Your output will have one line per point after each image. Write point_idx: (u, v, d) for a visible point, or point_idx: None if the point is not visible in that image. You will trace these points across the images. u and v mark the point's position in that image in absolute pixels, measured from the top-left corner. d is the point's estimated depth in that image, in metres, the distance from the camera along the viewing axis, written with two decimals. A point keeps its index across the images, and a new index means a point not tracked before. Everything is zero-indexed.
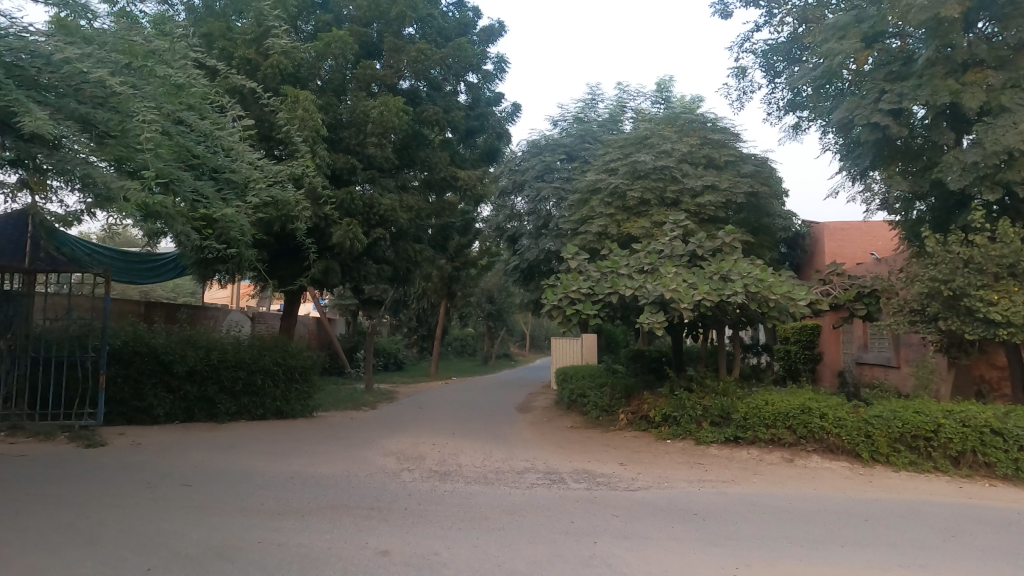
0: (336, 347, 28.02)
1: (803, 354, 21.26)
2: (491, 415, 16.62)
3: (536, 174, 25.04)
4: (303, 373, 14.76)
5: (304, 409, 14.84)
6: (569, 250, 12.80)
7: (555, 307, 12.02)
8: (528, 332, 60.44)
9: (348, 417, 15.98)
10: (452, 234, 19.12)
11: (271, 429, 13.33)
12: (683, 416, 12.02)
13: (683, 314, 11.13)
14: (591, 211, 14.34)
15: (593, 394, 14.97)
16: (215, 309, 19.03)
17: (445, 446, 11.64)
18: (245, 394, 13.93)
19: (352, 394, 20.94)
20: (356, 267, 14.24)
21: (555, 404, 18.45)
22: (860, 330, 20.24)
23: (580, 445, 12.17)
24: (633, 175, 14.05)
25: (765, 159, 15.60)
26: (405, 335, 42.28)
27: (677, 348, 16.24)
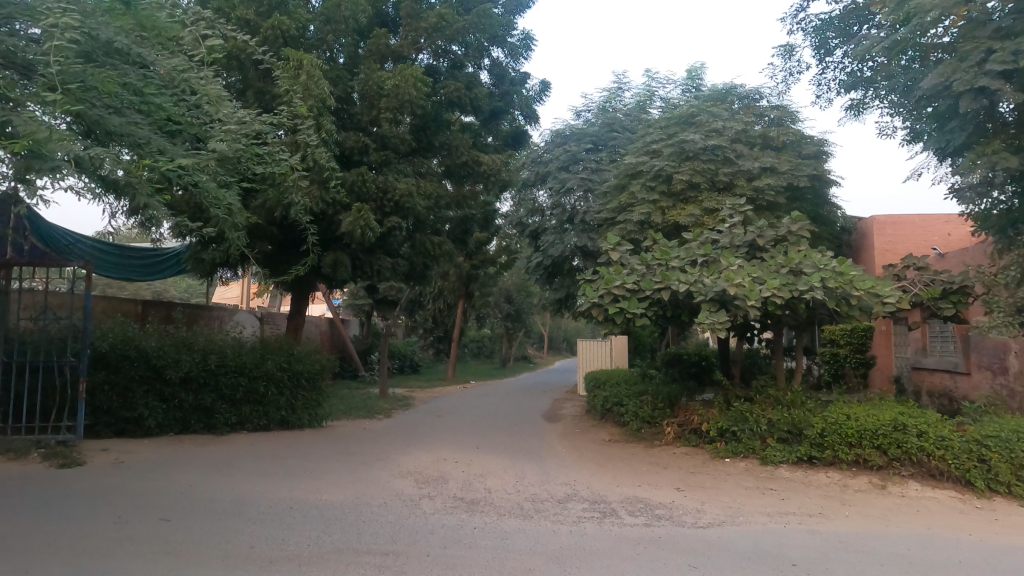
0: (349, 349, 26.73)
1: (855, 358, 19.41)
2: (517, 425, 15.14)
3: (560, 164, 23.49)
4: (312, 379, 13.34)
5: (313, 419, 13.43)
6: (609, 241, 11.15)
7: (594, 305, 10.46)
8: (546, 334, 58.86)
9: (360, 427, 14.54)
10: (472, 227, 17.63)
11: (275, 441, 11.97)
12: (743, 432, 10.43)
13: (749, 313, 9.48)
14: (630, 196, 12.73)
15: (631, 402, 13.42)
16: (216, 308, 17.64)
17: (470, 465, 10.16)
18: (247, 402, 12.54)
19: (365, 400, 19.53)
20: (369, 262, 12.80)
21: (585, 413, 16.89)
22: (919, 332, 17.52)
23: (624, 464, 10.62)
24: (679, 156, 12.43)
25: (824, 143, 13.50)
26: (421, 336, 40.94)
27: (722, 349, 14.63)
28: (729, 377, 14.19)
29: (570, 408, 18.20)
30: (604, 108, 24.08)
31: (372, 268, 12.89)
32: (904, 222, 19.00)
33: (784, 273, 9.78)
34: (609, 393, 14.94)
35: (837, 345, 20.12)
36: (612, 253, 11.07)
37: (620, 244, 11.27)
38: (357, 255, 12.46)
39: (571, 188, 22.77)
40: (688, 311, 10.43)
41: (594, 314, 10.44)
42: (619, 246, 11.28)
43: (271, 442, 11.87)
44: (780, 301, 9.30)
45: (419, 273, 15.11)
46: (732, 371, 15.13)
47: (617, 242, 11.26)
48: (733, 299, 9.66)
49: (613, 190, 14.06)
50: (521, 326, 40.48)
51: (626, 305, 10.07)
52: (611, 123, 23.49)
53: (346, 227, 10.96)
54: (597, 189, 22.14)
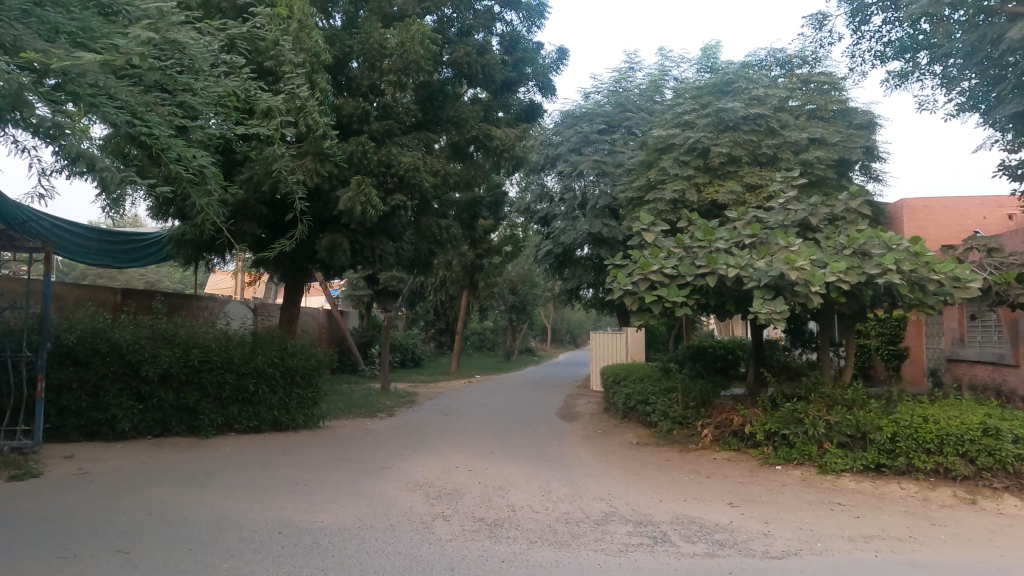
0: (348, 342, 25.46)
1: (886, 350, 18.21)
2: (531, 425, 13.91)
3: (571, 147, 22.15)
4: (306, 376, 12.11)
5: (308, 419, 12.21)
6: (643, 219, 9.82)
7: (629, 294, 9.18)
8: (550, 326, 57.54)
9: (361, 428, 13.28)
10: (480, 211, 16.35)
11: (265, 444, 10.77)
12: (796, 435, 9.23)
13: (811, 300, 8.24)
14: (661, 172, 11.45)
15: (659, 400, 12.19)
16: (203, 299, 16.28)
17: (488, 475, 8.93)
18: (234, 401, 11.29)
19: (365, 397, 18.25)
20: (369, 247, 11.42)
21: (604, 411, 15.65)
22: (955, 320, 15.70)
23: (660, 472, 9.38)
24: (717, 126, 11.14)
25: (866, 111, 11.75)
26: (423, 329, 39.70)
27: (757, 343, 13.39)
28: (762, 374, 12.94)
29: (586, 406, 16.95)
30: (616, 87, 22.74)
31: (373, 255, 11.52)
32: (935, 204, 17.37)
33: (847, 255, 8.61)
34: (634, 389, 13.68)
35: (867, 337, 18.92)
36: (647, 233, 9.74)
37: (659, 221, 9.93)
38: (354, 239, 11.15)
39: (584, 171, 21.43)
40: (737, 298, 9.16)
41: (628, 303, 9.15)
42: (656, 223, 9.93)
43: (261, 446, 10.65)
44: (846, 286, 8.09)
45: (422, 260, 13.82)
46: (765, 367, 13.90)
47: (653, 219, 9.91)
48: (790, 285, 8.44)
49: (638, 169, 12.78)
50: (525, 319, 39.22)
51: (666, 294, 8.81)
52: (625, 103, 22.14)
53: (342, 205, 9.67)
54: (611, 172, 20.86)
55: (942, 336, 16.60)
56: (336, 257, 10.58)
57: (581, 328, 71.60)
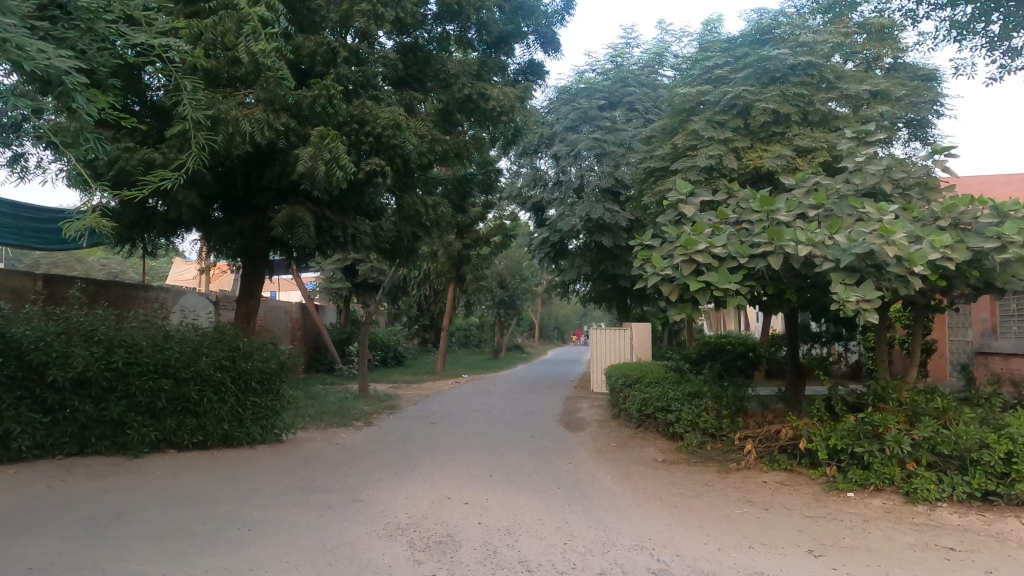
0: (324, 338, 23.29)
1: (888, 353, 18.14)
2: (530, 435, 11.99)
3: (567, 124, 20.24)
4: (264, 381, 10.10)
5: (267, 432, 10.20)
6: (679, 188, 7.92)
7: (666, 281, 7.33)
8: (537, 322, 55.53)
9: (332, 443, 11.22)
10: (471, 190, 14.37)
11: (209, 467, 8.72)
12: (873, 453, 7.41)
13: (905, 287, 6.46)
14: (692, 135, 9.61)
15: (686, 407, 10.35)
16: (151, 292, 14.09)
17: (488, 512, 7.00)
18: (172, 413, 9.22)
19: (340, 402, 16.16)
20: (338, 224, 9.38)
21: (612, 417, 13.79)
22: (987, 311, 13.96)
23: (704, 502, 7.51)
24: (759, 78, 9.31)
25: (922, 69, 10.04)
26: (406, 325, 37.52)
27: (793, 340, 11.58)
28: (801, 376, 11.10)
29: (590, 411, 15.07)
30: (614, 60, 20.90)
31: (343, 235, 9.50)
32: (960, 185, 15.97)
33: (943, 228, 6.88)
34: (652, 394, 11.80)
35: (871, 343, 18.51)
36: (684, 206, 7.85)
37: (698, 191, 8.04)
38: (319, 214, 9.11)
39: (584, 151, 19.50)
40: (803, 283, 7.32)
41: (665, 293, 7.28)
42: (695, 193, 8.05)
43: (204, 468, 8.60)
44: (954, 264, 6.32)
45: (404, 244, 11.80)
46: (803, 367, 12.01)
47: (691, 188, 8.03)
48: (876, 265, 6.62)
49: (660, 136, 10.90)
50: (513, 314, 37.27)
51: (715, 279, 6.98)
52: (625, 77, 20.31)
53: (301, 165, 7.66)
54: (613, 150, 19.01)
55: (971, 331, 15.03)
56: (292, 234, 8.52)
57: (567, 323, 69.93)
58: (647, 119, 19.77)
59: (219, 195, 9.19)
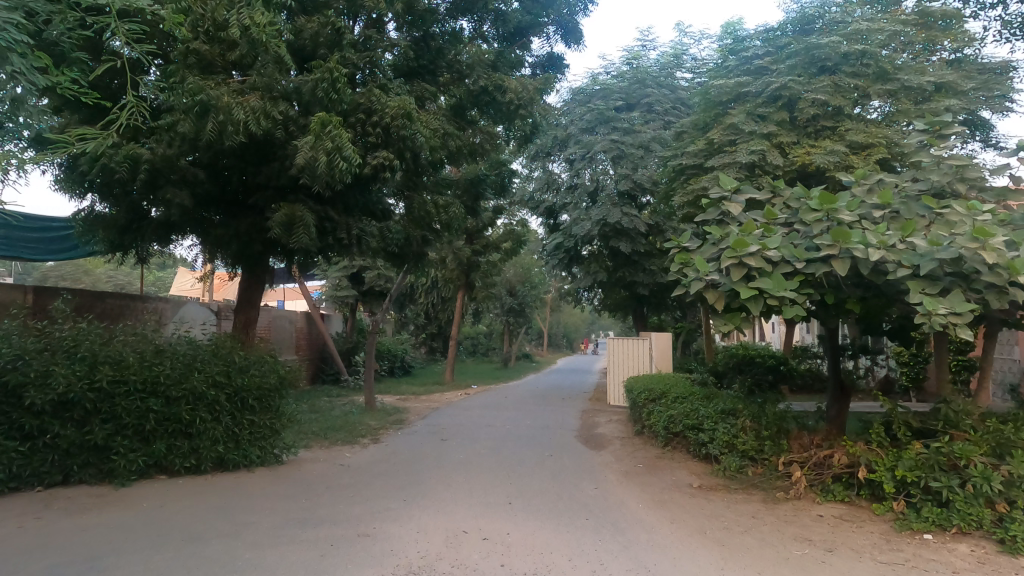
0: (330, 348, 22.51)
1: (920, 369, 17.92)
2: (549, 456, 11.13)
3: (582, 126, 19.46)
4: (263, 398, 9.32)
5: (265, 454, 9.41)
6: (723, 184, 7.10)
7: (709, 287, 6.52)
8: (546, 331, 54.61)
9: (336, 464, 10.39)
10: (485, 193, 13.62)
11: (200, 496, 7.92)
12: (953, 490, 6.64)
13: (997, 299, 5.70)
14: (730, 129, 8.86)
15: (724, 427, 9.48)
16: (149, 301, 13.37)
17: (513, 555, 6.15)
18: (162, 435, 8.42)
19: (346, 416, 15.31)
20: (343, 227, 8.64)
21: (635, 434, 12.90)
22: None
23: (755, 540, 6.65)
24: (807, 67, 8.70)
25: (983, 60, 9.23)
26: (412, 334, 36.70)
27: (832, 347, 10.48)
28: (845, 392, 10.21)
29: (610, 427, 14.22)
30: (631, 62, 20.33)
31: (347, 238, 8.75)
32: None
33: None
34: (680, 410, 10.97)
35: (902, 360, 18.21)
36: (729, 205, 7.01)
37: (745, 187, 7.21)
38: (323, 216, 8.38)
39: (599, 154, 18.72)
40: (866, 291, 6.52)
41: (710, 300, 6.47)
42: (741, 190, 7.22)
43: (195, 498, 7.80)
44: None
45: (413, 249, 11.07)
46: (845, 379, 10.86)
47: (736, 184, 7.21)
48: (960, 272, 5.83)
49: (691, 132, 10.09)
50: (523, 322, 36.40)
51: (769, 287, 6.14)
52: (642, 79, 19.68)
53: (300, 157, 6.90)
54: (631, 152, 18.23)
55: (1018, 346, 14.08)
56: (292, 238, 7.77)
57: (575, 332, 69.02)
58: (666, 121, 19.02)
59: (215, 196, 8.46)
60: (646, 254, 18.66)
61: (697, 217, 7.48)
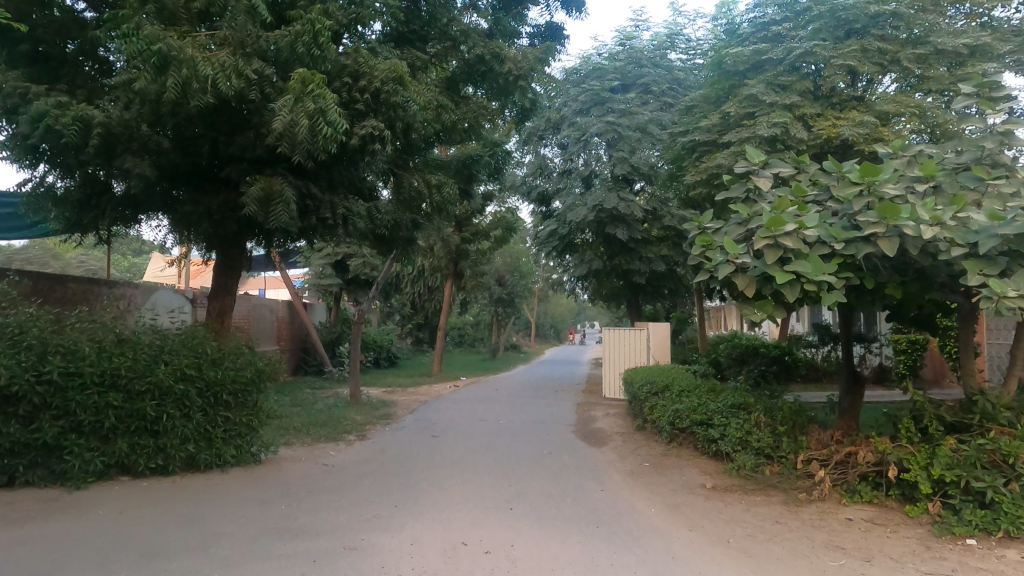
0: (313, 338, 21.63)
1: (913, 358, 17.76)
2: (548, 453, 10.46)
3: (576, 108, 18.67)
4: (238, 393, 8.51)
5: (241, 453, 8.63)
6: (751, 157, 6.44)
7: (739, 272, 5.84)
8: (534, 322, 53.99)
9: (320, 463, 9.65)
10: (479, 175, 12.87)
11: (166, 500, 7.13)
12: (998, 490, 6.12)
13: None
14: (746, 101, 8.33)
15: (736, 424, 8.89)
16: (115, 287, 12.44)
17: (518, 569, 5.47)
18: (124, 433, 7.61)
19: (330, 411, 14.53)
20: (326, 206, 7.86)
21: (636, 429, 12.32)
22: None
23: (784, 547, 6.06)
24: (831, 31, 8.38)
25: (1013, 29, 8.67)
26: (398, 324, 35.85)
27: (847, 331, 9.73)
28: (860, 382, 9.67)
29: (608, 421, 13.60)
30: (624, 43, 19.51)
31: (329, 219, 7.95)
32: None
33: None
34: (687, 405, 10.36)
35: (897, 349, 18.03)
36: (757, 180, 6.33)
37: (774, 161, 6.57)
38: (304, 192, 7.66)
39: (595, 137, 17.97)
40: (905, 273, 5.89)
41: (741, 285, 5.78)
42: (770, 164, 6.58)
43: (160, 503, 7.01)
44: None
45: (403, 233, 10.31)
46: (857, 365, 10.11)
47: (764, 157, 6.57)
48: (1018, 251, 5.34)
49: (702, 107, 9.42)
50: (511, 313, 35.71)
51: (809, 270, 5.48)
52: (638, 59, 19.03)
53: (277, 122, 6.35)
54: (627, 134, 17.57)
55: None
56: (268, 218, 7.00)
57: (562, 323, 68.56)
58: (663, 103, 18.42)
59: (181, 170, 7.67)
60: (643, 241, 17.96)
61: (720, 195, 6.80)
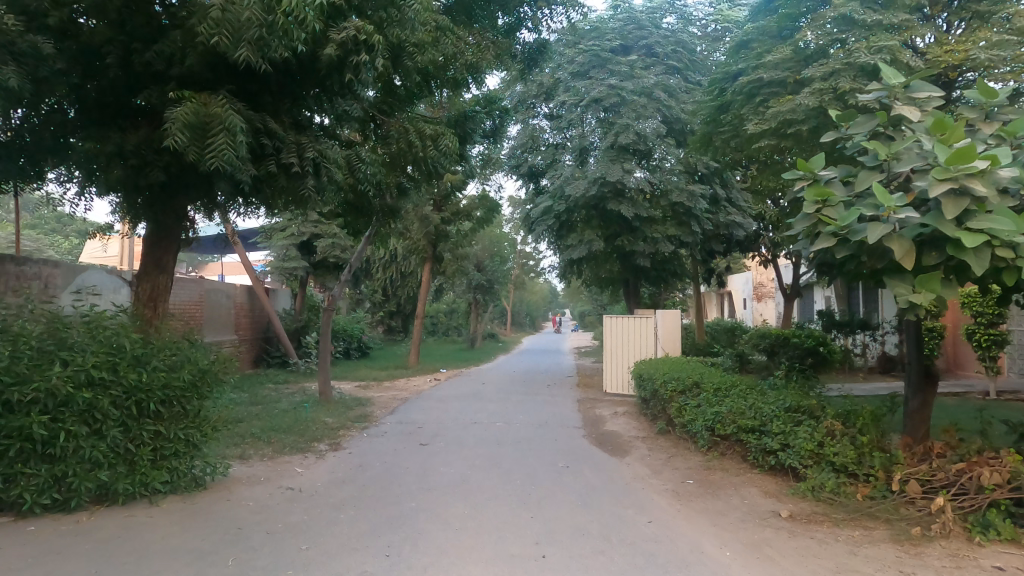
0: (277, 327, 19.38)
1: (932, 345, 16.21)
2: (563, 466, 8.70)
3: (573, 70, 16.82)
4: (171, 401, 6.45)
5: (177, 476, 6.61)
6: (893, 78, 5.27)
7: (893, 234, 4.61)
8: (511, 309, 52.27)
9: (279, 486, 7.57)
10: (473, 138, 10.98)
11: (60, 556, 5.07)
12: None
13: None
14: (834, 26, 8.13)
15: (803, 434, 7.19)
16: (27, 265, 10.01)
17: None
18: (1, 460, 5.55)
19: (297, 412, 12.43)
20: (290, 147, 6.43)
21: (657, 433, 10.66)
22: None
23: None
24: None
25: None
26: (369, 312, 33.64)
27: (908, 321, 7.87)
28: (934, 382, 7.92)
29: (619, 422, 11.94)
30: (619, 5, 17.67)
31: (297, 168, 6.42)
32: None
33: None
34: (728, 407, 8.75)
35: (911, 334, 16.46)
36: (903, 109, 5.17)
37: (917, 83, 5.39)
38: (260, 124, 6.22)
39: (595, 102, 16.11)
40: None
41: (898, 253, 4.56)
42: (911, 87, 5.42)
43: (50, 563, 4.95)
44: None
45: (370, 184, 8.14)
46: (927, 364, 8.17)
47: (904, 79, 5.41)
48: None
49: (762, 41, 9.15)
50: (491, 300, 33.93)
51: (1008, 229, 4.30)
52: (638, 19, 17.32)
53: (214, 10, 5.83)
54: (631, 99, 15.79)
55: None
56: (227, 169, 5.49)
57: (537, 311, 67.11)
58: (668, 67, 16.77)
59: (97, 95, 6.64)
60: (647, 219, 16.23)
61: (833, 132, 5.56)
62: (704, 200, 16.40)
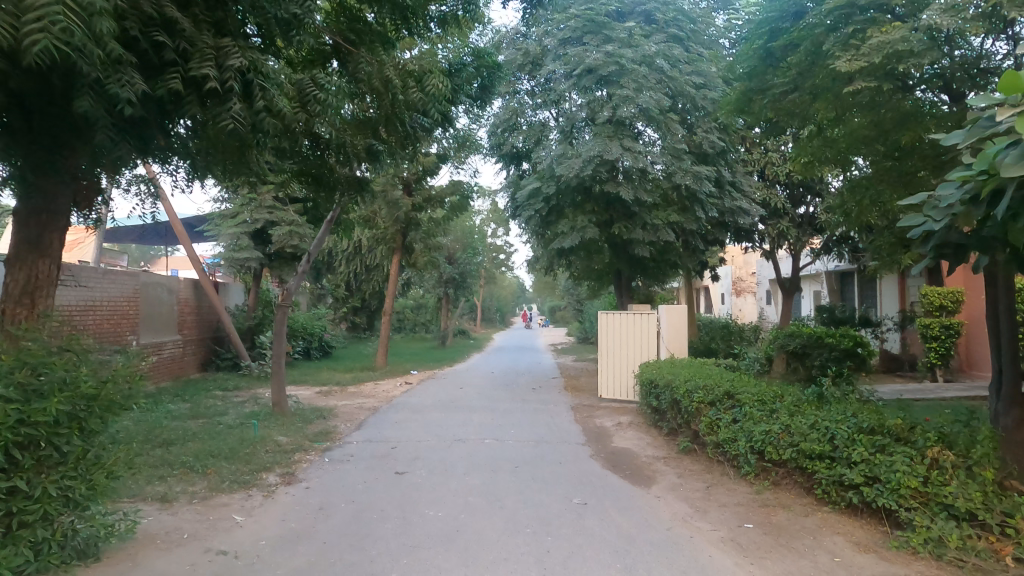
0: (225, 325, 17.04)
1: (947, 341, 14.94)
2: (581, 501, 6.92)
3: (562, 37, 15.00)
4: (34, 442, 4.33)
5: (47, 550, 4.49)
6: None
7: None
8: (480, 305, 50.31)
9: (207, 549, 5.53)
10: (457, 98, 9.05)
11: None
12: None
13: None
14: None
15: (903, 466, 5.61)
16: None
17: None
18: None
19: (241, 430, 10.26)
20: (203, 54, 5.45)
21: (680, 451, 8.95)
22: None
23: None
24: None
25: None
26: (330, 308, 31.21)
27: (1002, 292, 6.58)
28: None
29: (630, 436, 10.19)
30: None
31: (217, 85, 5.48)
32: None
33: None
34: (780, 424, 7.04)
35: (924, 330, 15.12)
36: None
37: None
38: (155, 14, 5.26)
39: (590, 70, 14.32)
40: None
41: None
42: None
43: None
44: None
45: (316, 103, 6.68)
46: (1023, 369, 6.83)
47: None
48: None
49: None
50: (462, 295, 31.90)
51: None
52: None
53: None
54: (630, 66, 14.03)
55: None
56: (73, 56, 4.53)
57: (506, 306, 65.35)
58: (668, 36, 15.11)
59: None
60: (647, 204, 14.61)
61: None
62: (710, 182, 14.77)
